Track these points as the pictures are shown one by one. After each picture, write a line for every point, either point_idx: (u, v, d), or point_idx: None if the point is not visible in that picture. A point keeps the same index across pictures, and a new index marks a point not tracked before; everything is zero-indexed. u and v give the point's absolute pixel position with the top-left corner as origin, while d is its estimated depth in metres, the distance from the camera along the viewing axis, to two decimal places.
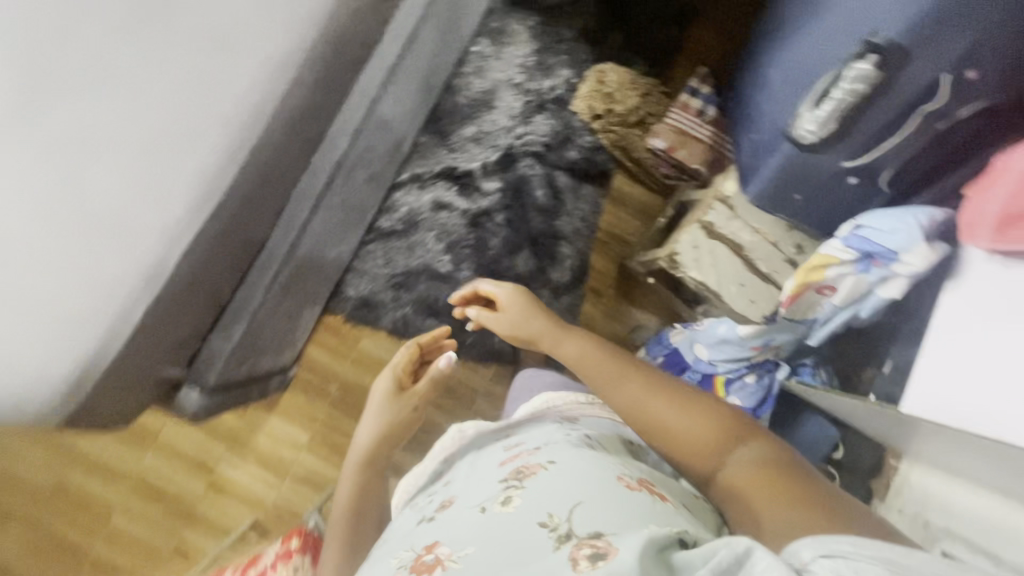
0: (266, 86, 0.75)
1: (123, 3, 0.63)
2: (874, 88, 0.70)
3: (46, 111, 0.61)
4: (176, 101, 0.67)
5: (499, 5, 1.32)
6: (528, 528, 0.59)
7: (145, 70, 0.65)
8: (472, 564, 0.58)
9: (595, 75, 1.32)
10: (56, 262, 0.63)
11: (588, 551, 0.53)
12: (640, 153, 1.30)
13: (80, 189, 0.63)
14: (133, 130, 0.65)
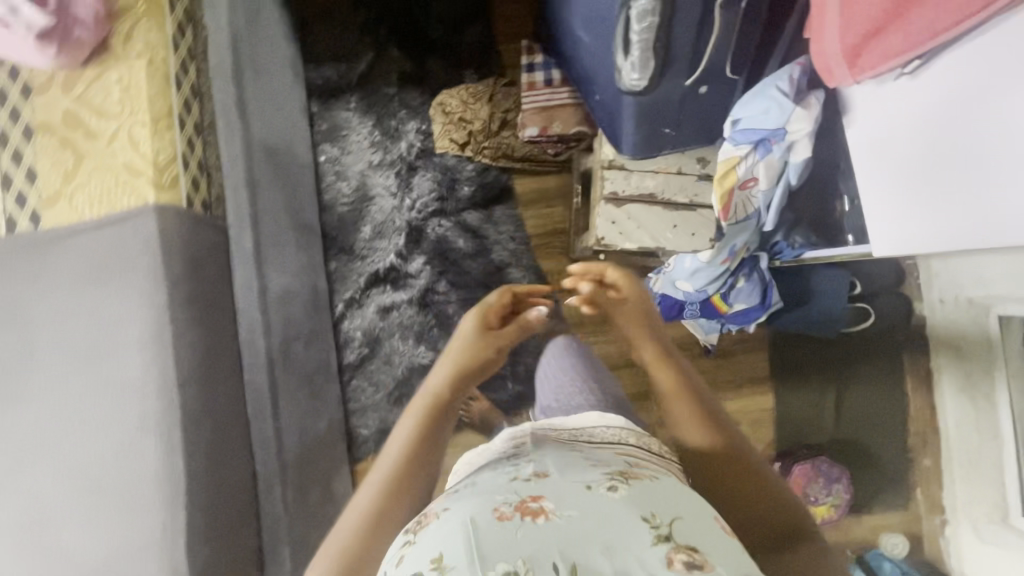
0: (156, 362, 0.74)
1: (35, 379, 0.74)
2: (663, 14, 0.68)
3: (39, 493, 0.73)
4: (100, 427, 0.74)
5: (318, 109, 1.29)
6: (630, 520, 0.53)
7: (77, 421, 0.74)
8: (577, 529, 0.53)
9: (437, 109, 1.29)
10: None
11: (683, 558, 0.51)
12: (521, 150, 1.28)
13: (80, 542, 0.73)
14: (88, 470, 0.73)
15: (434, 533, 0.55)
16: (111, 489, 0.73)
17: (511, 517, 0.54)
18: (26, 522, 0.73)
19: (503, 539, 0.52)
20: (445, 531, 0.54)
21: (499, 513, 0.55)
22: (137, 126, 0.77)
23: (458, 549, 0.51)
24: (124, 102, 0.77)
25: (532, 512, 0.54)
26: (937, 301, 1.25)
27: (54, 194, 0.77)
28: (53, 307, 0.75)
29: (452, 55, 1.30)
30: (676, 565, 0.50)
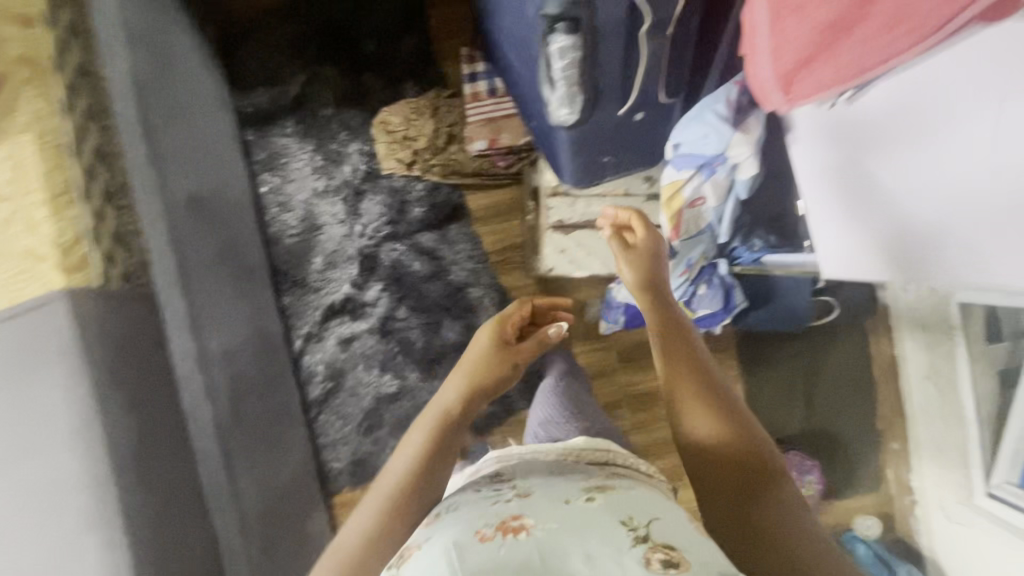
0: (87, 453, 0.70)
1: None
2: (586, 49, 0.63)
3: None
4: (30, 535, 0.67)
5: (252, 138, 1.22)
6: (607, 524, 0.57)
7: None
8: (557, 536, 0.55)
9: (380, 127, 1.23)
10: None
11: (661, 556, 0.53)
12: (471, 164, 1.23)
13: None
14: None
15: (417, 563, 0.56)
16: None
17: (493, 538, 0.55)
18: None
19: (486, 559, 0.53)
20: (428, 559, 0.55)
21: (481, 536, 0.56)
22: None
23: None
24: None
25: (512, 529, 0.56)
26: (900, 289, 1.25)
27: None
28: None
29: (389, 69, 1.23)
30: (655, 565, 0.52)
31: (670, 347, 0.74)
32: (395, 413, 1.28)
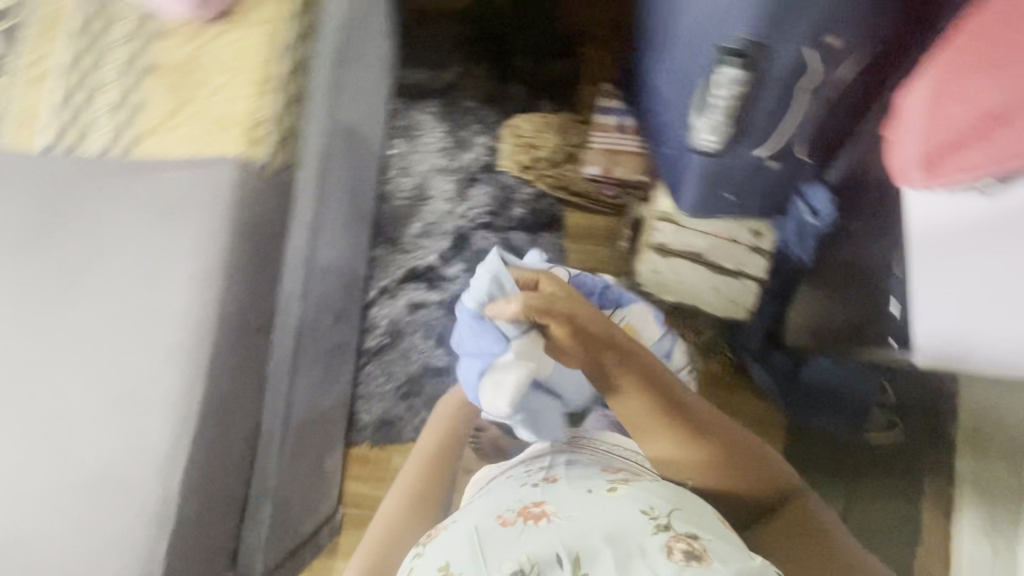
0: (201, 297, 0.79)
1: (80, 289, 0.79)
2: (750, 85, 0.71)
3: (55, 397, 0.76)
4: (125, 345, 0.77)
5: (399, 107, 1.37)
6: (630, 510, 0.64)
7: (111, 338, 0.78)
8: (577, 525, 0.63)
9: (509, 130, 1.35)
10: (76, 520, 0.73)
11: (683, 544, 0.60)
12: (580, 186, 1.31)
13: (73, 456, 0.75)
14: (103, 387, 0.76)
15: (445, 544, 0.65)
16: (137, 417, 0.76)
17: (513, 522, 0.65)
18: (30, 422, 0.75)
19: (505, 539, 0.63)
20: (451, 541, 0.65)
21: (503, 519, 0.66)
22: (243, 82, 0.83)
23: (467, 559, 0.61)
24: (244, 62, 0.84)
25: (533, 516, 0.66)
26: (974, 434, 1.19)
27: (150, 128, 0.82)
28: (126, 233, 0.80)
29: (533, 87, 1.36)
30: (675, 553, 0.59)
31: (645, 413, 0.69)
32: (436, 388, 1.31)
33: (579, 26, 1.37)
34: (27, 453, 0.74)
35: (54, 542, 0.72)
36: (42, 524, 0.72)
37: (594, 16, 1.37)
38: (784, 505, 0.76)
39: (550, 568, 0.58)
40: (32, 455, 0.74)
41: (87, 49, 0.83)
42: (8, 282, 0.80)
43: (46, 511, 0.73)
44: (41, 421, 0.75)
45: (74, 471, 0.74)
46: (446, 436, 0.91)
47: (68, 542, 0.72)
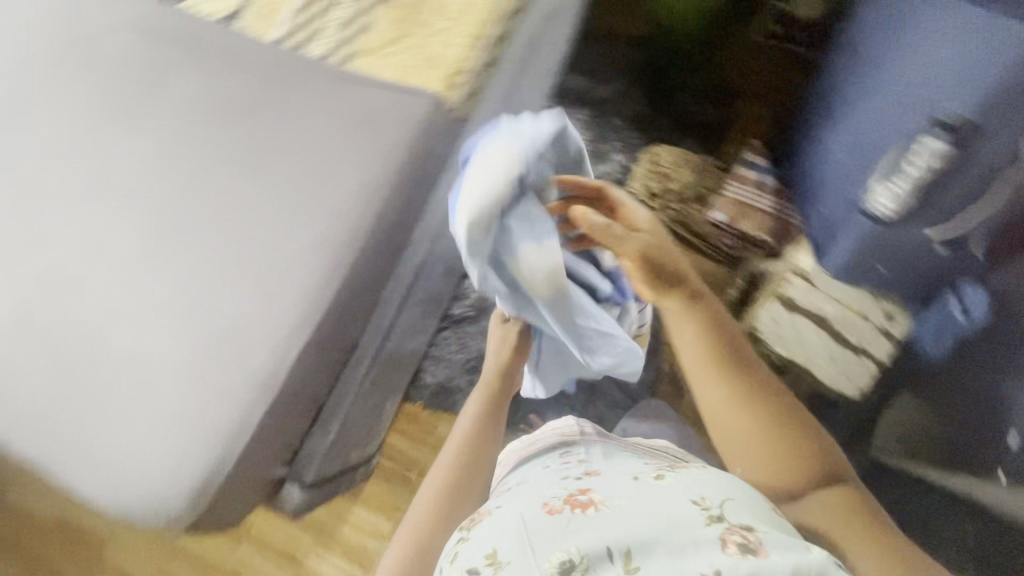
0: (360, 207, 0.84)
1: (254, 162, 0.84)
2: (949, 162, 0.79)
3: (208, 252, 0.82)
4: (281, 226, 0.82)
5: (552, 105, 1.43)
6: (680, 502, 0.62)
7: (269, 215, 0.83)
8: (622, 512, 0.62)
9: (649, 156, 1.36)
10: (192, 366, 0.77)
11: (738, 537, 0.57)
12: (701, 227, 1.30)
13: (207, 309, 0.80)
14: (251, 257, 0.81)
15: (490, 534, 0.63)
16: (270, 295, 0.80)
17: (562, 510, 0.63)
18: (181, 267, 0.81)
19: (554, 527, 0.61)
20: (498, 527, 0.64)
21: (549, 506, 0.64)
22: (458, 34, 0.91)
23: (515, 545, 0.59)
24: (464, 17, 0.91)
25: (580, 504, 0.64)
26: None
27: (367, 49, 0.90)
28: (309, 129, 0.85)
29: (684, 124, 1.40)
30: (729, 545, 0.56)
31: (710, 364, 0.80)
32: None
33: (744, 80, 1.40)
34: (169, 293, 0.80)
35: (168, 379, 0.77)
36: (163, 359, 0.78)
37: (761, 73, 1.40)
38: (842, 489, 0.77)
39: (602, 561, 0.56)
40: (173, 296, 0.80)
41: None
42: (192, 140, 0.86)
43: (169, 349, 0.78)
44: (190, 269, 0.81)
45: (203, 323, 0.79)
46: (473, 432, 0.93)
47: (180, 385, 0.77)
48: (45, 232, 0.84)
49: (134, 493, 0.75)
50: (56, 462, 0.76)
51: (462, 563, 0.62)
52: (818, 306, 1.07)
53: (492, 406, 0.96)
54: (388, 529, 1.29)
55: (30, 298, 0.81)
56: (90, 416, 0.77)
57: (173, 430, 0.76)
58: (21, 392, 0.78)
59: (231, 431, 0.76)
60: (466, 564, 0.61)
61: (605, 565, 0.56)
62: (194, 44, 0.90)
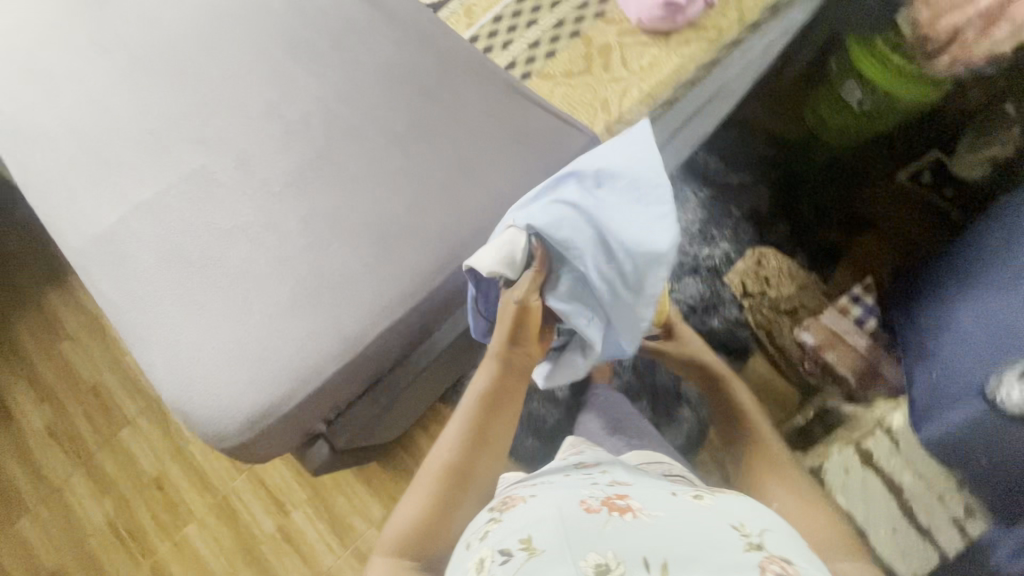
0: (491, 214, 0.86)
1: (412, 142, 0.88)
2: None
3: (342, 206, 0.86)
4: (414, 206, 0.85)
5: (677, 175, 1.43)
6: (720, 526, 0.59)
7: (407, 193, 0.86)
8: (660, 523, 0.58)
9: (755, 255, 1.34)
10: (294, 304, 0.81)
11: (778, 568, 0.53)
12: (785, 341, 1.28)
13: (324, 257, 0.84)
14: (378, 225, 0.85)
15: (524, 522, 0.60)
16: (383, 267, 0.83)
17: (600, 510, 0.61)
18: (314, 211, 0.85)
19: (592, 524, 0.57)
20: (535, 516, 0.60)
21: (586, 506, 0.61)
22: (637, 88, 0.91)
23: (553, 535, 0.55)
24: (649, 74, 0.91)
25: (618, 508, 0.61)
26: None
27: (546, 74, 0.94)
28: (471, 129, 0.89)
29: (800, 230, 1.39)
30: (768, 574, 0.53)
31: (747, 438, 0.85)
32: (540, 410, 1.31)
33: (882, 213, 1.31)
34: (296, 231, 0.85)
35: (269, 307, 0.81)
36: (271, 287, 0.82)
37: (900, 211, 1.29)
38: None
39: (638, 569, 0.53)
40: (299, 234, 0.85)
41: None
42: (364, 100, 0.90)
43: (279, 280, 0.82)
44: (322, 216, 0.85)
45: (316, 270, 0.83)
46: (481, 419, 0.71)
47: (278, 315, 0.81)
48: (209, 134, 0.90)
49: (201, 400, 0.78)
50: (146, 345, 0.81)
51: (490, 543, 0.59)
52: (894, 471, 1.09)
53: (508, 370, 0.73)
54: (377, 518, 1.28)
55: (177, 189, 0.88)
56: (190, 314, 0.81)
57: (256, 354, 0.79)
58: (138, 270, 0.84)
59: (301, 379, 0.78)
60: (495, 545, 0.58)
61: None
62: (396, 15, 0.96)
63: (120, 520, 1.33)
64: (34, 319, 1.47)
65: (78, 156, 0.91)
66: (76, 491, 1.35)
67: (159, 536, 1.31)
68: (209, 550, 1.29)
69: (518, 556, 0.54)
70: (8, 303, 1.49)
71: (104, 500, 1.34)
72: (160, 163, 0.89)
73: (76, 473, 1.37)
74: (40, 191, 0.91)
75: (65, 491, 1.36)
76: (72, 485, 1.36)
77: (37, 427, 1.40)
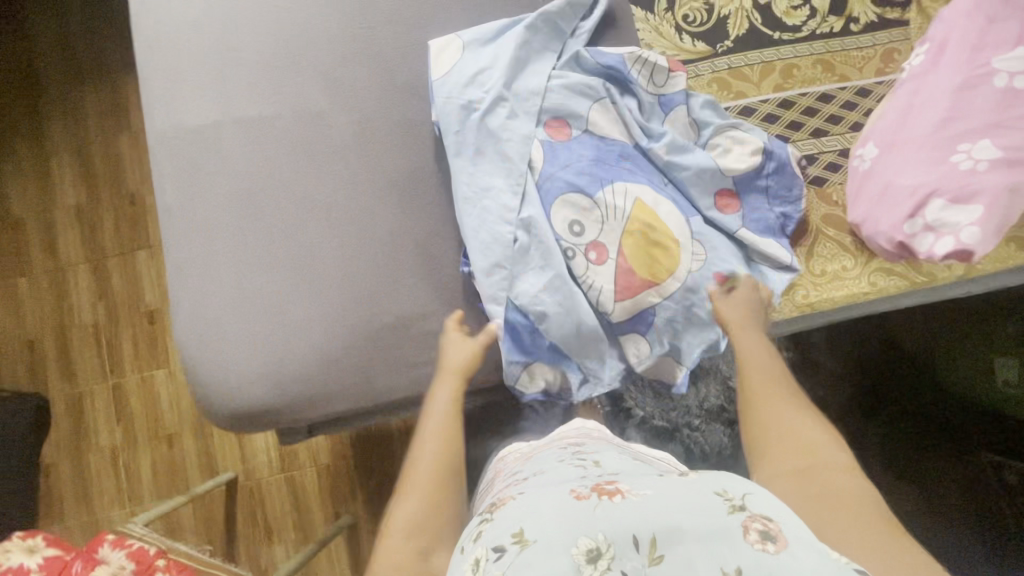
0: None
1: None
2: None
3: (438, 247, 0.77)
4: None
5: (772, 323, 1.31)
6: (700, 490, 0.51)
7: None
8: (654, 501, 0.50)
9: None
10: (345, 320, 0.75)
11: (756, 527, 0.47)
12: None
13: (396, 288, 0.76)
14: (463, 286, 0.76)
15: (513, 515, 0.51)
16: (439, 333, 0.76)
17: (589, 497, 0.51)
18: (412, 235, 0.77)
19: (575, 515, 0.49)
20: (526, 506, 0.52)
21: (574, 493, 0.52)
22: (802, 293, 0.77)
23: (547, 522, 0.49)
24: (823, 287, 0.77)
25: (607, 492, 0.52)
26: None
27: None
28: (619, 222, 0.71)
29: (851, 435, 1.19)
30: (751, 533, 0.47)
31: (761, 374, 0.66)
32: None
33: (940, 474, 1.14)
34: (385, 244, 0.76)
35: (318, 308, 0.75)
36: (331, 289, 0.75)
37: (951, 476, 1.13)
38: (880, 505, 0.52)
39: (628, 549, 0.47)
40: (385, 250, 0.76)
41: (773, 124, 0.80)
42: None
43: (342, 287, 0.75)
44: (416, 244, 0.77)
45: (375, 300, 0.75)
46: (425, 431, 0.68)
47: (324, 321, 0.75)
48: (342, 79, 0.77)
49: (207, 362, 0.74)
50: (182, 274, 0.76)
51: (484, 542, 0.50)
52: None
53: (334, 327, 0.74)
54: (322, 462, 1.31)
55: (285, 124, 0.77)
56: (241, 269, 0.75)
57: (284, 349, 0.74)
58: (210, 193, 0.76)
59: (310, 400, 0.74)
60: (487, 544, 0.50)
61: (631, 557, 0.47)
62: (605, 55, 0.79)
63: (104, 329, 1.35)
64: (104, 95, 1.39)
65: (200, 20, 0.78)
66: (78, 282, 1.37)
67: (131, 363, 1.35)
68: (168, 401, 1.33)
69: (508, 554, 0.47)
70: (85, 63, 1.39)
71: (99, 306, 1.36)
72: (281, 83, 0.77)
73: (85, 265, 1.37)
74: (143, 31, 0.78)
75: (68, 276, 1.37)
76: (76, 275, 1.37)
77: (66, 202, 1.38)
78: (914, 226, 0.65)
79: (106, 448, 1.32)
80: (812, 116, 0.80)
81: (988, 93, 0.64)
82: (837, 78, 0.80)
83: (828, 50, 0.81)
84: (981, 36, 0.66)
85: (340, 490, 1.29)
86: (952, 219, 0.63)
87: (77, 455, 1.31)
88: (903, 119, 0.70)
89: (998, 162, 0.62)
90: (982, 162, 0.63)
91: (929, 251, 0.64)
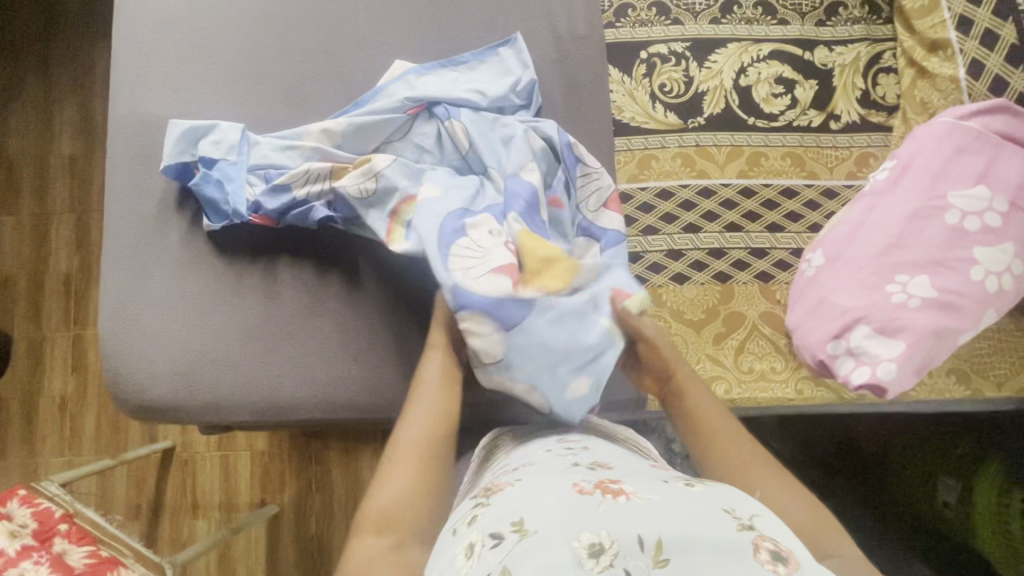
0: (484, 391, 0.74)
1: None
2: None
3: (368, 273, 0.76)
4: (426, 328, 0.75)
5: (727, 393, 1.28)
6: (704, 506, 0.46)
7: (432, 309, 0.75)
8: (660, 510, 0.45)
9: None
10: (260, 328, 0.75)
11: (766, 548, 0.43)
12: None
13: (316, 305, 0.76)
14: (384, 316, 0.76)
15: (512, 502, 0.47)
16: (351, 365, 0.75)
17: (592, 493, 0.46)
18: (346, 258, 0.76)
19: (578, 510, 0.44)
20: (528, 492, 0.48)
21: (577, 488, 0.47)
22: (723, 387, 0.75)
23: (552, 511, 0.44)
24: (748, 385, 0.75)
25: (611, 492, 0.47)
26: None
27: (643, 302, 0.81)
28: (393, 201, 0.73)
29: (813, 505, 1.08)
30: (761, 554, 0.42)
31: (706, 434, 0.61)
32: None
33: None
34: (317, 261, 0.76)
35: (239, 311, 0.75)
36: (254, 296, 0.75)
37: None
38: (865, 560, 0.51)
39: (632, 548, 0.42)
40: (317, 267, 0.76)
41: (729, 211, 0.78)
42: None
43: (266, 295, 0.75)
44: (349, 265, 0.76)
45: (294, 314, 0.75)
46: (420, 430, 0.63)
47: (242, 326, 0.75)
48: (308, 93, 0.78)
49: (124, 347, 0.75)
50: (114, 264, 0.76)
51: (481, 526, 0.47)
52: None
53: (258, 335, 0.75)
54: (259, 448, 1.32)
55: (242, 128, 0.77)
56: (173, 260, 0.76)
57: (197, 347, 0.74)
58: (160, 183, 0.77)
59: (216, 404, 0.74)
60: (484, 529, 0.46)
61: (635, 559, 0.42)
62: (575, 111, 0.78)
63: (77, 279, 1.38)
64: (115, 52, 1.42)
65: (183, 12, 0.79)
66: (61, 228, 1.40)
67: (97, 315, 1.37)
68: None
69: (508, 541, 0.43)
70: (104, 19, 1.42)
71: (76, 255, 1.39)
72: (246, 88, 0.77)
73: (69, 213, 1.40)
74: (126, 17, 0.80)
75: (52, 221, 1.40)
76: (60, 222, 1.40)
77: (61, 151, 1.41)
78: (837, 348, 0.63)
79: (57, 395, 1.34)
80: (771, 210, 0.78)
81: (938, 228, 0.62)
82: (806, 174, 0.78)
83: (801, 144, 0.79)
84: (944, 166, 0.64)
85: (269, 479, 1.29)
86: (878, 350, 0.61)
87: (30, 396, 1.34)
88: (851, 236, 0.66)
89: (930, 303, 0.60)
90: (914, 299, 0.61)
91: (847, 377, 0.62)
